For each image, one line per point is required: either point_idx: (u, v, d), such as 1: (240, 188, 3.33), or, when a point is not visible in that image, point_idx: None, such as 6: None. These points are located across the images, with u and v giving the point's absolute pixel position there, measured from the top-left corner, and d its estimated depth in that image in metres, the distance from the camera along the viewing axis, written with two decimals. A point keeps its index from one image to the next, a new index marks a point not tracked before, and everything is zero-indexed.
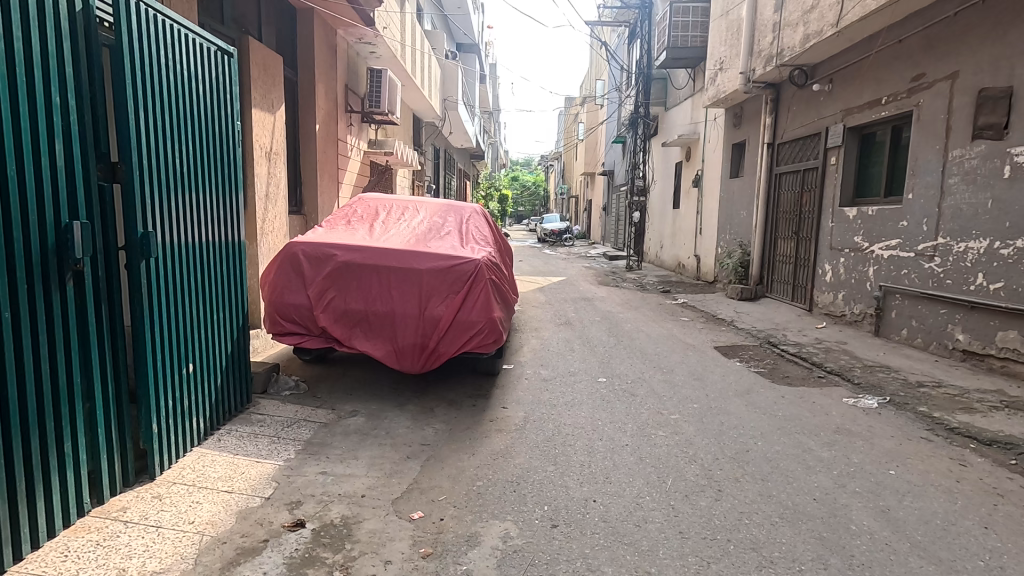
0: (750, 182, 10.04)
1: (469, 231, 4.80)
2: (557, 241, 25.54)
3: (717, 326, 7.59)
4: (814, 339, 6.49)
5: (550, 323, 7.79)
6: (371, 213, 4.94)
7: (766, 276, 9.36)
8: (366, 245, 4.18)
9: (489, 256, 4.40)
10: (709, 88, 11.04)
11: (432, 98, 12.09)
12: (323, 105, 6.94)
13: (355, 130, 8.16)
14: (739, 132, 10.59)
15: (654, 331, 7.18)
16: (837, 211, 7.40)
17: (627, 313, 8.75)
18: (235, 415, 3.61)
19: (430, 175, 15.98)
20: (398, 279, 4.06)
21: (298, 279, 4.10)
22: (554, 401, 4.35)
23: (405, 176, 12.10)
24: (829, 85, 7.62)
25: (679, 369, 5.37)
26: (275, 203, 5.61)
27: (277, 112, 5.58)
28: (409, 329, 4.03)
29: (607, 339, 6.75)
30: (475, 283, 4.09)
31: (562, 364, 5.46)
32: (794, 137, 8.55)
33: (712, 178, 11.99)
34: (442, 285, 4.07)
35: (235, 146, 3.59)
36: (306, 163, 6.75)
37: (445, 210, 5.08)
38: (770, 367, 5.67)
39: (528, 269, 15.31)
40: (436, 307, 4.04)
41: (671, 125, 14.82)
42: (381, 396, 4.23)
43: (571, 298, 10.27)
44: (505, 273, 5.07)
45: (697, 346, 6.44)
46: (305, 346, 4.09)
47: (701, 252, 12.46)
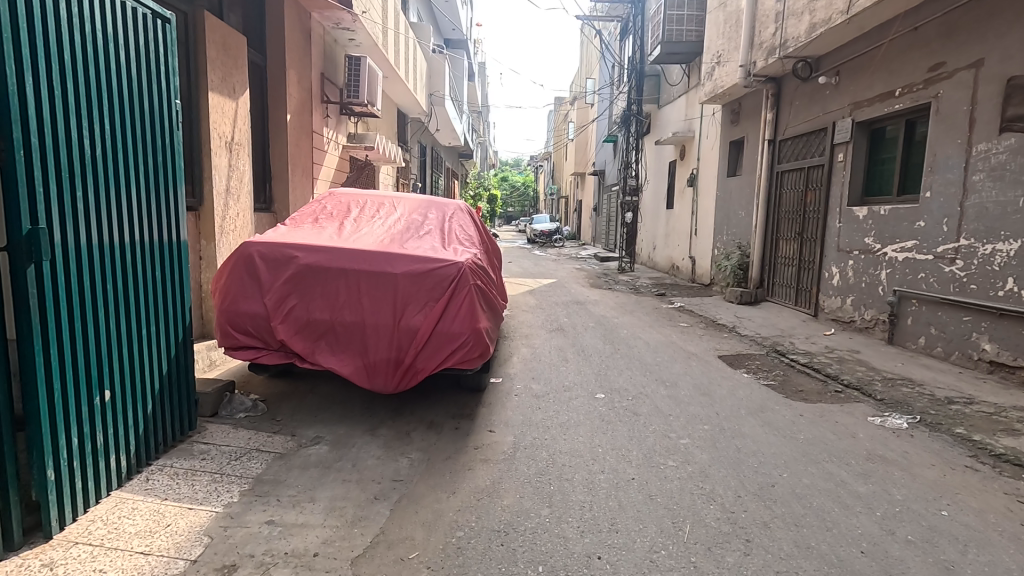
0: (749, 181, 9.62)
1: (452, 230, 4.30)
2: (546, 241, 25.09)
3: (719, 332, 7.14)
4: (824, 348, 6.05)
5: (542, 329, 7.30)
6: (342, 210, 4.41)
7: (767, 278, 8.96)
8: (332, 245, 3.66)
9: (474, 258, 3.91)
10: (706, 84, 10.62)
11: (417, 92, 11.54)
12: (296, 94, 6.39)
13: (332, 123, 7.61)
14: (738, 129, 10.17)
15: (652, 338, 6.70)
16: (844, 211, 6.99)
17: (623, 318, 8.28)
18: (173, 445, 3.07)
19: (415, 173, 15.43)
20: (369, 284, 3.54)
21: (254, 284, 3.55)
22: (547, 422, 3.85)
23: (389, 173, 11.55)
24: (835, 78, 7.20)
25: (682, 382, 4.90)
26: (238, 199, 5.06)
27: (240, 98, 5.04)
28: (381, 343, 3.52)
29: (603, 347, 6.26)
30: (457, 290, 3.59)
31: (555, 377, 4.97)
32: (797, 133, 8.15)
33: (708, 177, 11.57)
34: (419, 292, 3.56)
35: (172, 132, 3.08)
36: (277, 156, 6.21)
37: (426, 207, 4.57)
38: (782, 380, 5.21)
39: (518, 270, 14.80)
40: (412, 317, 3.53)
41: (665, 123, 14.41)
42: (351, 418, 3.71)
43: (562, 302, 9.78)
44: (493, 277, 4.58)
45: (700, 355, 5.97)
46: (261, 361, 3.55)
47: (696, 254, 12.06)
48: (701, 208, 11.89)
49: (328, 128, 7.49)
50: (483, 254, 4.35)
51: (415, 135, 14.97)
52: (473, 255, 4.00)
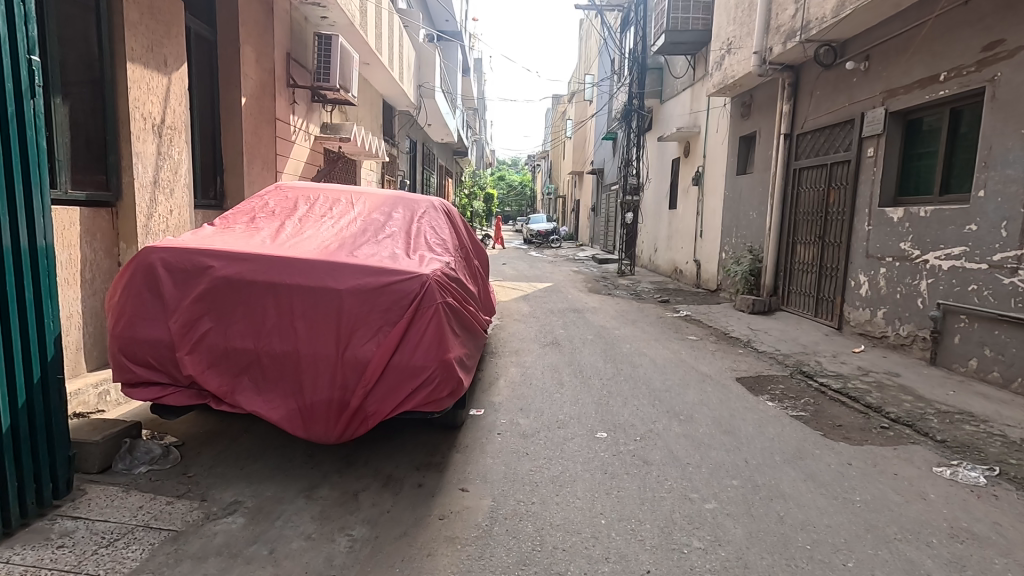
0: (762, 180, 8.85)
1: (421, 232, 3.52)
2: (545, 242, 24.30)
3: (732, 348, 6.37)
4: (856, 369, 5.29)
5: (533, 342, 6.51)
6: (287, 207, 3.61)
7: (781, 285, 8.20)
8: (260, 251, 2.85)
9: (444, 270, 3.12)
10: (714, 74, 9.84)
11: (402, 82, 10.72)
12: (253, 75, 5.58)
13: (301, 111, 6.80)
14: (749, 123, 9.40)
15: (659, 356, 5.91)
16: (874, 212, 6.23)
17: (624, 329, 7.49)
18: (24, 527, 2.27)
19: (404, 169, 14.58)
20: (303, 304, 2.73)
21: (156, 303, 2.75)
22: (535, 477, 3.05)
23: (372, 169, 10.74)
24: (865, 63, 6.43)
25: (698, 415, 4.12)
26: (172, 194, 4.25)
27: (175, 73, 4.23)
28: (320, 381, 2.72)
29: (604, 365, 5.49)
30: (420, 310, 2.81)
31: (546, 408, 4.18)
32: (818, 126, 7.39)
33: (715, 175, 10.81)
34: (369, 314, 2.76)
35: (22, 99, 2.27)
36: (230, 144, 5.41)
37: (392, 204, 3.79)
38: (814, 411, 4.44)
39: (513, 273, 13.98)
40: (360, 346, 2.73)
41: (668, 118, 13.63)
42: (285, 473, 2.91)
43: (557, 309, 8.99)
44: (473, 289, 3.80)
45: (714, 377, 5.19)
46: (166, 402, 2.75)
47: (702, 257, 11.30)
48: (708, 209, 11.14)
49: (296, 115, 6.68)
50: (458, 262, 3.57)
51: (404, 130, 14.15)
52: (444, 265, 3.21)
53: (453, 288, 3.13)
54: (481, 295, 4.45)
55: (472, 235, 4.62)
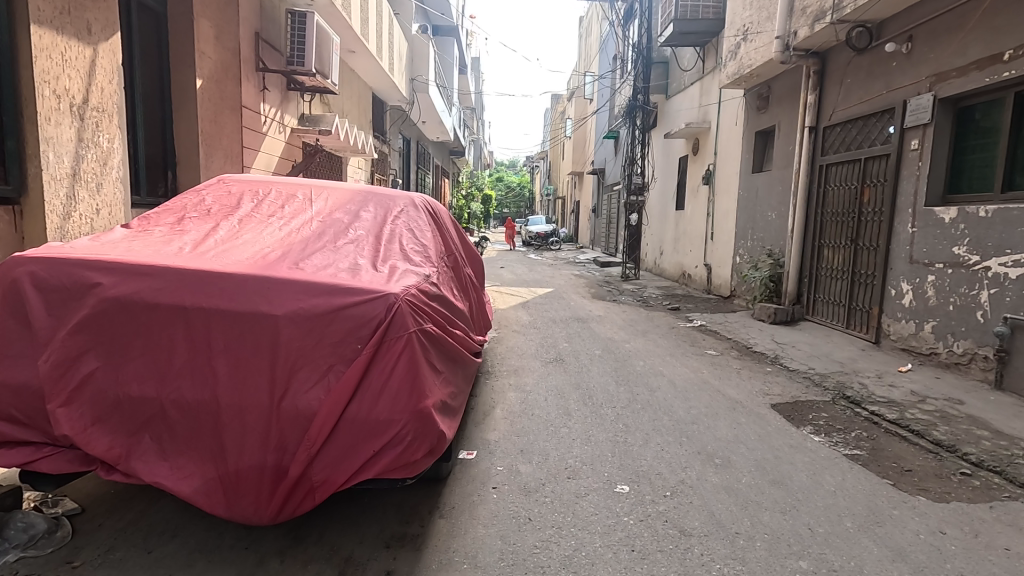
0: (782, 178, 8.16)
1: (394, 236, 2.78)
2: (545, 245, 23.60)
3: (759, 366, 5.67)
4: (908, 394, 4.58)
5: (534, 359, 5.78)
6: (227, 204, 2.88)
7: (805, 293, 7.51)
8: (169, 261, 2.11)
9: (420, 283, 2.39)
10: (728, 64, 9.13)
11: (392, 74, 9.98)
12: (211, 54, 4.85)
13: (274, 99, 6.08)
14: (767, 116, 8.71)
15: (678, 378, 5.18)
16: (919, 212, 5.52)
17: (634, 342, 6.76)
18: None
19: (396, 168, 13.80)
20: (223, 335, 1.99)
21: (24, 335, 2.02)
22: (542, 559, 2.32)
23: (361, 166, 10.03)
24: (908, 45, 5.72)
25: (737, 458, 3.40)
26: (99, 189, 3.51)
27: (103, 43, 3.50)
28: (248, 442, 1.98)
29: (617, 388, 4.78)
30: (386, 341, 2.07)
31: (553, 449, 3.45)
32: (849, 117, 6.69)
33: (728, 174, 10.11)
34: (317, 348, 2.02)
35: None
36: (183, 134, 4.69)
37: (361, 200, 3.06)
38: (872, 449, 3.72)
39: (512, 278, 13.25)
40: (303, 392, 1.99)
41: (675, 115, 12.96)
42: (207, 560, 2.17)
43: (560, 319, 8.26)
44: (461, 305, 3.08)
45: (745, 405, 4.47)
46: (37, 470, 2.01)
47: (713, 261, 10.62)
48: (719, 209, 10.44)
49: (269, 104, 5.97)
50: (442, 272, 2.84)
51: (397, 126, 13.43)
52: (423, 278, 2.48)
53: (434, 308, 2.40)
54: (472, 311, 3.73)
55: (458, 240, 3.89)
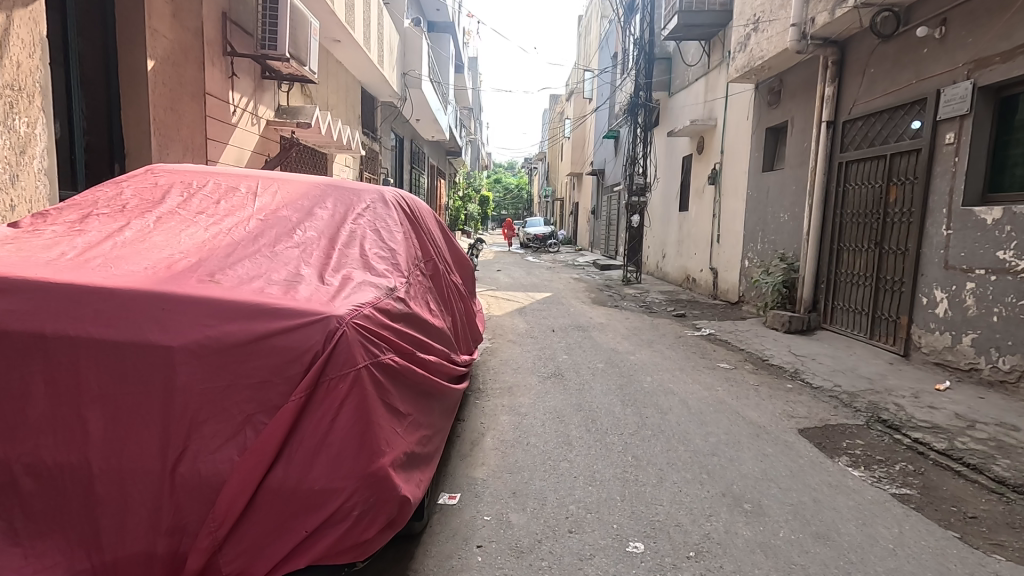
0: (796, 177, 7.65)
1: (352, 238, 2.24)
2: (542, 247, 23.10)
3: (778, 383, 5.13)
4: (953, 416, 4.06)
5: (531, 373, 5.24)
6: (150, 197, 2.33)
7: (822, 300, 7.00)
8: (30, 272, 1.57)
9: (379, 300, 1.84)
10: (737, 56, 8.61)
11: (380, 67, 9.43)
12: (166, 32, 4.30)
13: (246, 87, 5.55)
14: (779, 111, 8.20)
15: (691, 397, 4.64)
16: (955, 213, 5.00)
17: (640, 354, 6.22)
18: None
19: (388, 167, 13.21)
20: (97, 378, 1.47)
21: None
22: None
23: (348, 164, 9.48)
24: (941, 29, 5.22)
25: (769, 502, 2.87)
26: (12, 181, 2.97)
27: (20, 10, 2.96)
28: (130, 524, 1.44)
29: (623, 410, 4.24)
30: (323, 383, 1.52)
31: (551, 493, 2.91)
32: (873, 109, 6.17)
33: (736, 173, 9.60)
34: (226, 394, 1.48)
35: None
36: (133, 123, 4.15)
37: (317, 194, 2.51)
38: (923, 487, 3.19)
39: (508, 282, 12.70)
40: (206, 454, 1.46)
41: (679, 112, 12.45)
42: None
43: (559, 327, 7.71)
44: (440, 323, 2.53)
45: (769, 430, 3.93)
46: None
47: (719, 265, 10.10)
48: (727, 210, 9.92)
49: (239, 94, 5.43)
50: (413, 283, 2.30)
51: (389, 124, 12.87)
52: (384, 293, 1.93)
53: (397, 331, 1.86)
54: (455, 328, 3.19)
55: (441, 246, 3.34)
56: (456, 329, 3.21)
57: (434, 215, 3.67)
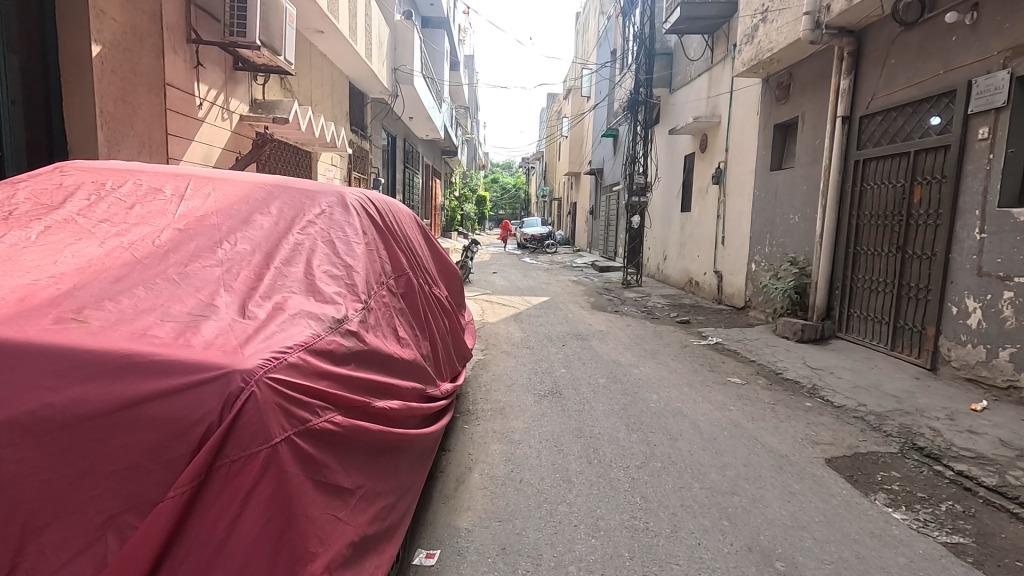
0: (807, 176, 7.23)
1: (294, 254, 1.79)
2: (540, 248, 22.67)
3: (797, 401, 4.70)
4: (996, 443, 3.64)
5: (526, 391, 4.80)
6: (48, 200, 1.87)
7: (836, 307, 6.57)
8: None
9: (316, 339, 1.39)
10: (744, 49, 8.18)
11: (368, 61, 8.96)
12: (116, 14, 3.84)
13: (214, 79, 5.09)
14: (789, 107, 7.77)
15: (702, 419, 4.20)
16: (990, 214, 4.57)
17: (644, 367, 5.77)
18: None
19: (379, 166, 12.74)
20: None
21: None
22: None
23: (334, 163, 9.03)
24: (972, 14, 4.79)
25: (805, 558, 2.44)
26: None
27: None
28: None
29: (628, 437, 3.80)
30: (217, 468, 1.06)
31: (548, 549, 2.47)
32: (894, 103, 5.74)
33: (742, 172, 9.17)
34: (76, 487, 1.04)
35: None
36: (77, 115, 3.71)
37: (259, 196, 2.06)
38: (978, 534, 2.76)
39: (504, 285, 12.23)
40: (45, 575, 1.03)
41: (681, 109, 12.02)
42: None
43: (557, 335, 7.27)
44: (410, 351, 2.09)
45: (792, 461, 3.49)
46: None
47: (724, 268, 9.67)
48: (732, 211, 9.51)
49: (206, 86, 4.97)
50: (373, 307, 1.85)
51: (380, 121, 12.39)
52: (326, 327, 1.48)
53: (339, 378, 1.40)
54: (435, 351, 2.76)
55: (418, 257, 2.90)
56: (437, 352, 2.77)
57: (411, 216, 3.22)
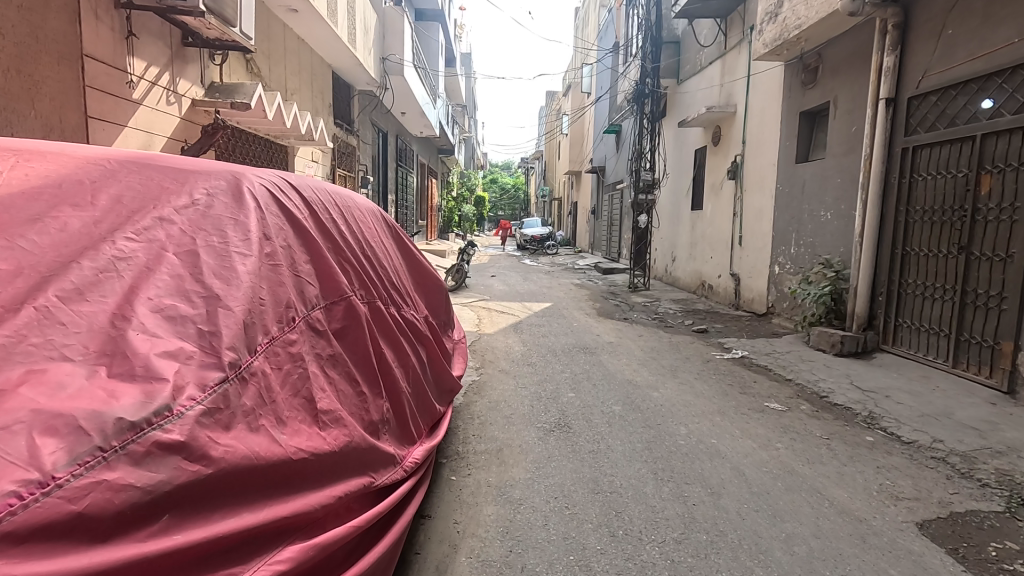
0: (841, 168, 6.45)
1: (104, 278, 1.33)
2: (540, 249, 21.89)
3: (855, 435, 3.89)
4: None
5: (528, 424, 4.00)
6: None
7: (879, 316, 5.77)
8: None
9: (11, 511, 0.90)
10: (764, 29, 7.40)
11: (352, 47, 8.16)
12: None
13: (153, 54, 4.29)
14: (817, 91, 6.99)
15: (747, 463, 3.40)
16: None
17: (665, 389, 4.97)
18: None
19: (368, 164, 11.91)
20: None
21: None
22: None
23: (315, 159, 8.21)
24: None
25: None
26: None
27: None
28: None
29: (660, 493, 2.99)
30: None
31: None
32: (953, 79, 4.94)
33: (761, 166, 8.40)
34: None
35: None
36: None
37: (89, 178, 1.55)
38: None
39: (503, 290, 11.40)
40: None
41: (690, 100, 11.26)
42: None
43: (561, 348, 6.46)
44: (335, 443, 1.53)
45: (875, 528, 2.69)
46: None
47: (742, 271, 8.88)
48: (750, 209, 8.72)
49: (142, 62, 4.17)
50: (248, 379, 1.37)
51: (368, 116, 11.57)
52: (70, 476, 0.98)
53: (87, 571, 0.93)
54: (402, 396, 2.09)
55: (374, 273, 2.18)
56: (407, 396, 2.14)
57: (368, 211, 2.53)
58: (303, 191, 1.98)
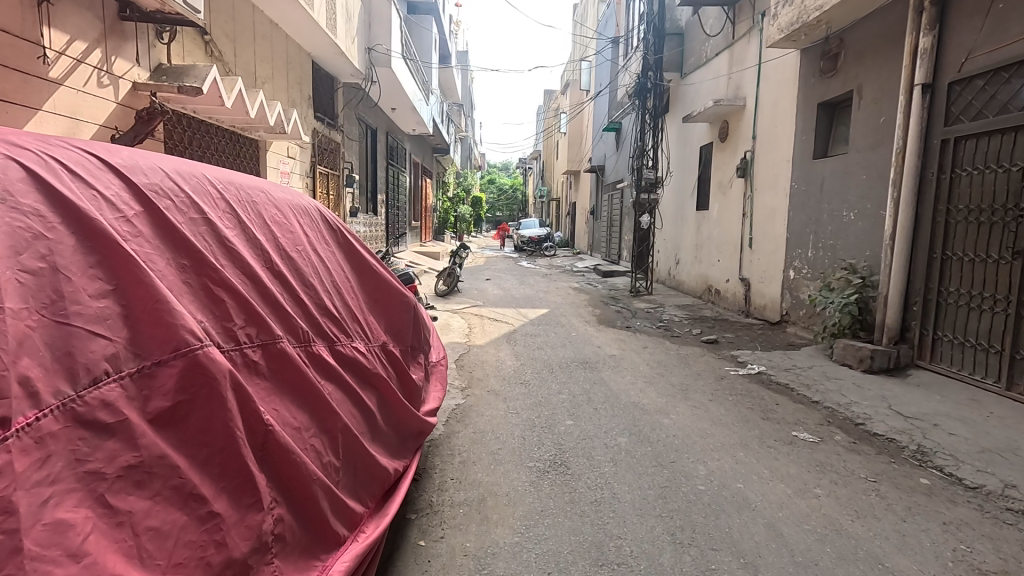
0: (867, 164, 5.83)
1: None
2: (537, 250, 21.25)
3: (908, 477, 3.26)
4: None
5: (519, 464, 3.37)
6: None
7: (913, 328, 5.15)
8: None
9: None
10: (779, 12, 6.78)
11: (333, 33, 7.52)
12: None
13: (79, 26, 3.66)
14: (838, 80, 6.38)
15: (783, 519, 2.77)
16: None
17: (677, 414, 4.33)
18: None
19: (354, 162, 11.25)
20: None
21: None
22: None
23: (291, 154, 7.57)
24: None
25: None
26: None
27: None
28: None
29: (682, 568, 2.36)
30: None
31: None
32: (1006, 60, 4.32)
33: (774, 162, 7.79)
34: None
35: None
36: None
37: None
38: None
39: (496, 296, 10.74)
40: None
41: (695, 95, 10.66)
42: None
43: (558, 363, 5.81)
44: None
45: None
46: None
47: (754, 275, 8.27)
48: (761, 208, 8.11)
49: (63, 35, 3.53)
50: None
51: (353, 110, 10.92)
52: None
53: None
54: (299, 473, 1.53)
55: (251, 290, 1.61)
56: (317, 475, 1.60)
57: (275, 204, 1.98)
58: (118, 174, 1.44)
